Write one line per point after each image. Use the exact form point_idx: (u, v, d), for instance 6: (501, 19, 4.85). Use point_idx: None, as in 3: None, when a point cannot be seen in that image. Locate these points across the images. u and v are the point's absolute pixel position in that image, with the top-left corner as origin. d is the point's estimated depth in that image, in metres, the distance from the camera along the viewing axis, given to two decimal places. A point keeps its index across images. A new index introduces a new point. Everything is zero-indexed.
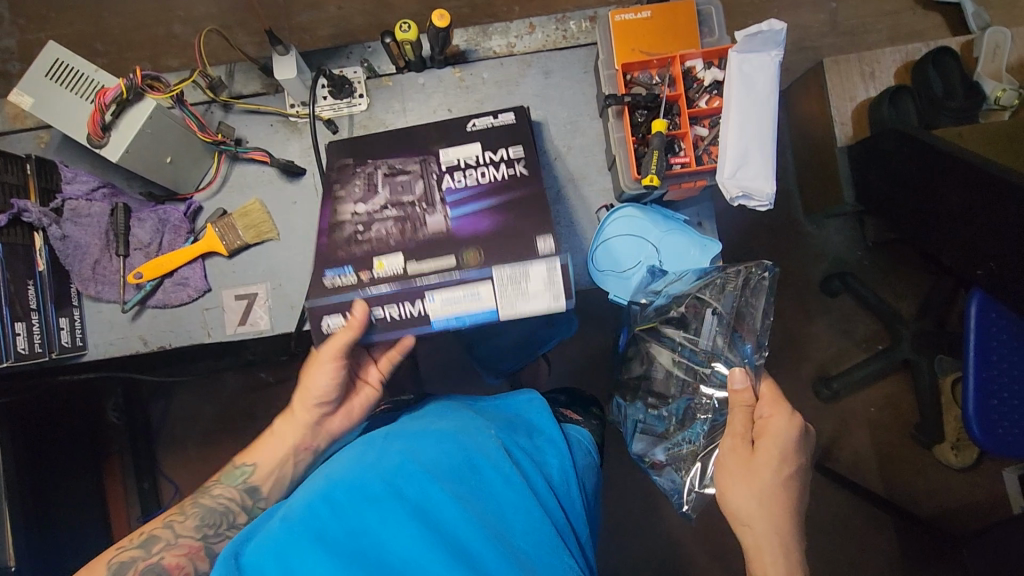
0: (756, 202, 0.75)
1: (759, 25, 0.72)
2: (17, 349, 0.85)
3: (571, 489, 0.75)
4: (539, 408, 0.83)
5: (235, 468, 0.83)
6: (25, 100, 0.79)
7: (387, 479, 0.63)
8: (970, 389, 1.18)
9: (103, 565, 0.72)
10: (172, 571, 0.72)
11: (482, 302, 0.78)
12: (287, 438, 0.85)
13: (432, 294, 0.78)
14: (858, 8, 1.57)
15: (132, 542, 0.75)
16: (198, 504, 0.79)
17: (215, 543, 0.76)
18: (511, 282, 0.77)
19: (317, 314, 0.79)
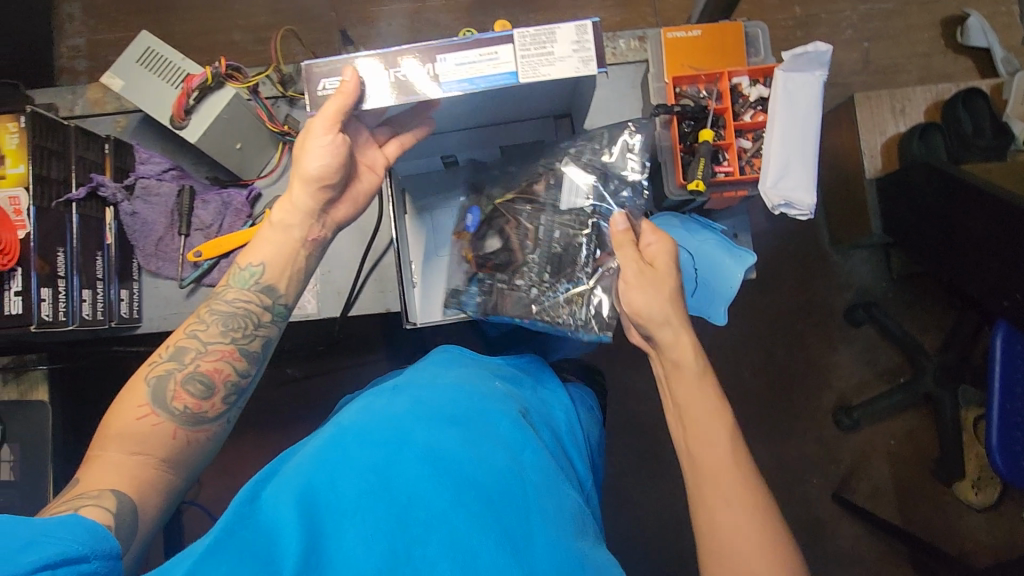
0: (797, 211, 0.79)
1: (807, 46, 0.79)
2: (83, 315, 0.89)
3: (576, 436, 0.81)
4: (543, 368, 0.89)
5: (241, 269, 0.76)
6: (115, 83, 0.88)
7: (399, 421, 0.62)
8: (992, 421, 1.18)
9: (141, 387, 0.70)
10: (213, 375, 0.72)
11: (501, 66, 0.69)
12: (294, 233, 0.78)
13: (443, 56, 0.69)
14: (890, 49, 1.62)
15: (161, 356, 0.72)
16: (215, 310, 0.75)
17: (244, 341, 0.74)
18: (534, 42, 0.68)
19: (313, 73, 0.71)
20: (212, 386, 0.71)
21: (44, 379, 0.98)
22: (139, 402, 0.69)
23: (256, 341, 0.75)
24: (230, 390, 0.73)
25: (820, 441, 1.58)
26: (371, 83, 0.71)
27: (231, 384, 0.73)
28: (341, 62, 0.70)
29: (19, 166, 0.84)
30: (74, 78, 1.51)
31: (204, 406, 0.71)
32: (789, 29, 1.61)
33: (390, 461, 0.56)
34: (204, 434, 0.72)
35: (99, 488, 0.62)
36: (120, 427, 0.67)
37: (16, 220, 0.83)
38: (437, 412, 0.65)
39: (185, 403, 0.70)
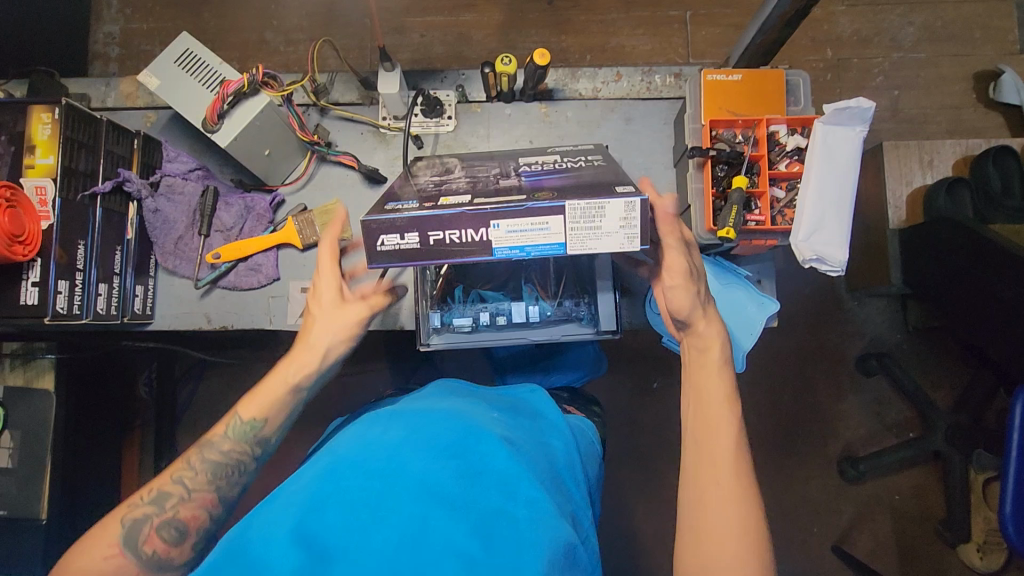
0: (828, 267, 0.79)
1: (851, 100, 0.76)
2: (97, 309, 0.88)
3: (576, 471, 0.72)
4: (543, 398, 0.82)
5: (241, 421, 0.75)
6: (152, 81, 0.88)
7: (392, 454, 0.58)
8: (1008, 479, 1.16)
9: (114, 529, 0.66)
10: (189, 524, 0.68)
11: (549, 236, 0.67)
12: (285, 379, 0.78)
13: (497, 221, 0.67)
14: (920, 99, 1.61)
15: (142, 499, 0.68)
16: (206, 458, 0.72)
17: (227, 493, 0.72)
18: (583, 218, 0.66)
19: (372, 230, 0.68)
20: (186, 532, 0.68)
21: (51, 368, 0.99)
22: (110, 541, 0.64)
23: (235, 496, 0.73)
24: (202, 540, 0.69)
25: (822, 489, 1.55)
26: (426, 241, 0.69)
27: (203, 536, 0.69)
28: (395, 220, 0.67)
29: (49, 157, 0.81)
30: (106, 65, 1.52)
31: (174, 553, 0.66)
32: (820, 71, 1.60)
33: (381, 499, 0.54)
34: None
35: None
36: (85, 567, 0.63)
37: (41, 210, 0.81)
38: (432, 441, 0.60)
39: (155, 548, 0.65)
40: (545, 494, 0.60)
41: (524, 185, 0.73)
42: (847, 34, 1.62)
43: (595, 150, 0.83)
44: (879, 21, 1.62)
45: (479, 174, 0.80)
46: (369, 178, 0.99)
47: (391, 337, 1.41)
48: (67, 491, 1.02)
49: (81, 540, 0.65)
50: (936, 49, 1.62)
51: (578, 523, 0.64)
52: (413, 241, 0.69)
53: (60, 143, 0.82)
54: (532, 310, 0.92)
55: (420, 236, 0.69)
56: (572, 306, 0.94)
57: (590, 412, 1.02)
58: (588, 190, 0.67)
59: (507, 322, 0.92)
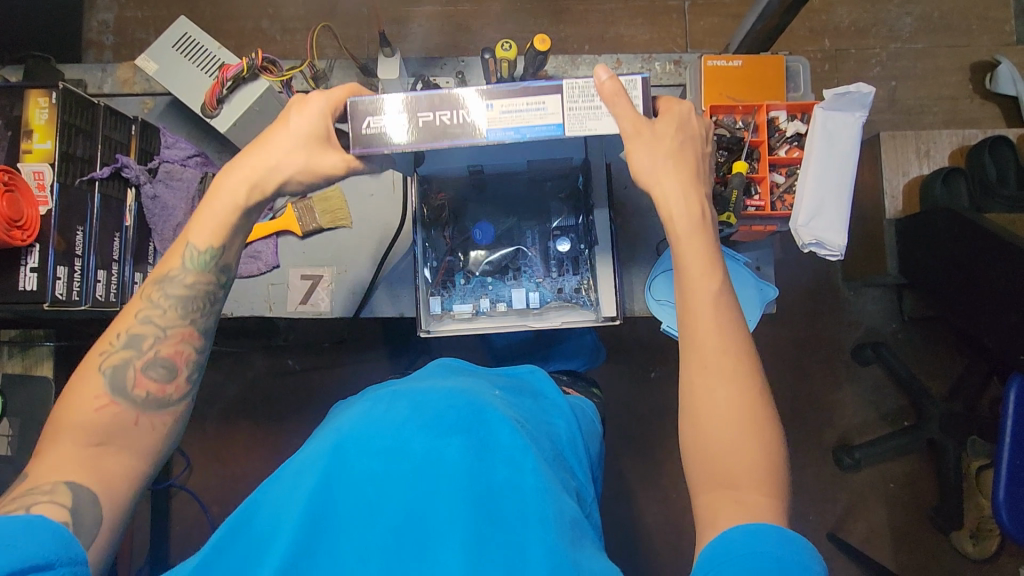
0: (827, 251, 0.78)
1: (849, 85, 0.78)
2: (96, 296, 0.87)
3: (578, 448, 0.73)
4: (543, 377, 0.82)
5: (198, 251, 0.71)
6: (150, 66, 0.87)
7: (396, 431, 0.57)
8: (1000, 476, 1.18)
9: (95, 378, 0.66)
10: (176, 359, 0.70)
11: (546, 117, 0.68)
12: (236, 198, 0.71)
13: (492, 100, 0.68)
14: (916, 90, 1.61)
15: (114, 345, 0.68)
16: (170, 294, 0.71)
17: (205, 323, 0.73)
18: (580, 96, 0.68)
19: (362, 108, 0.70)
20: (175, 370, 0.69)
21: (50, 355, 0.98)
22: (95, 390, 0.65)
23: (212, 322, 0.74)
24: (194, 369, 0.71)
25: (816, 477, 1.56)
26: (415, 123, 0.70)
27: (195, 365, 0.72)
28: (386, 101, 0.69)
29: (47, 141, 0.81)
30: (100, 52, 1.51)
31: (170, 389, 0.69)
32: (818, 62, 1.60)
33: (389, 477, 0.54)
34: (168, 418, 0.69)
35: (52, 482, 0.59)
36: (76, 419, 0.63)
37: (40, 195, 0.81)
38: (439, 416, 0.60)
39: (148, 388, 0.68)
40: (550, 472, 0.61)
41: None
42: (845, 25, 1.62)
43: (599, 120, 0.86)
44: (877, 12, 1.62)
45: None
46: None
47: (390, 327, 1.41)
48: None
49: (63, 393, 0.66)
50: (933, 40, 1.62)
51: (582, 498, 0.66)
52: (400, 123, 0.70)
53: (58, 128, 0.81)
54: (532, 296, 0.94)
55: (410, 116, 0.70)
56: (572, 292, 0.94)
57: (589, 392, 1.03)
58: None
59: (508, 308, 0.94)
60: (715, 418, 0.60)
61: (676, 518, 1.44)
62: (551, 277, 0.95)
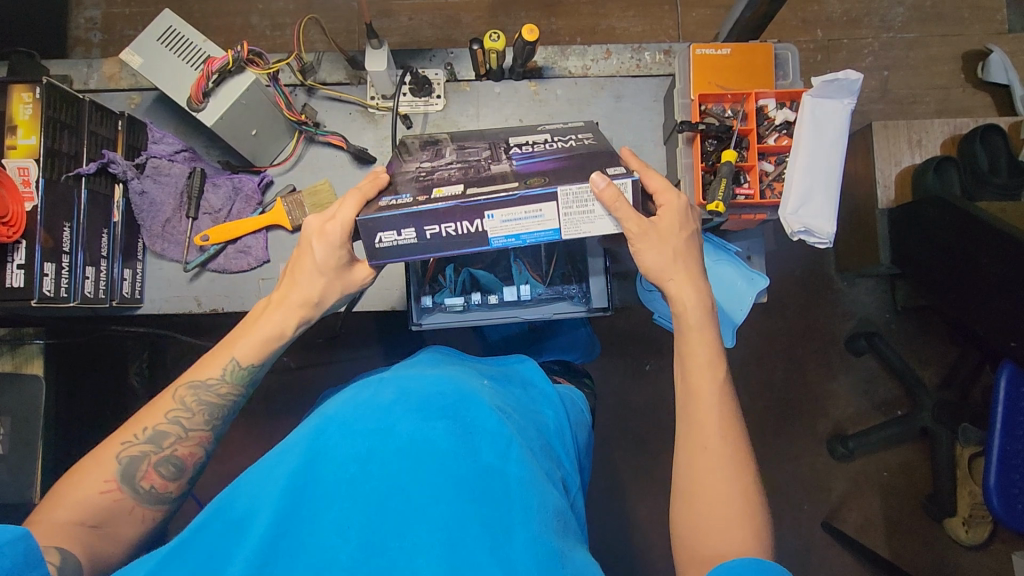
0: (816, 240, 0.79)
1: (838, 72, 0.77)
2: (85, 293, 0.87)
3: (565, 439, 0.74)
4: (532, 367, 0.82)
5: (239, 367, 0.73)
6: (135, 60, 0.87)
7: (384, 412, 0.59)
8: (992, 461, 1.19)
9: (109, 464, 0.66)
10: (187, 461, 0.70)
11: (543, 223, 0.69)
12: (285, 326, 0.76)
13: (492, 212, 0.67)
14: (908, 79, 1.61)
15: (137, 436, 0.68)
16: (201, 399, 0.72)
17: (223, 429, 0.74)
18: (577, 203, 0.68)
19: (369, 228, 0.69)
20: (183, 469, 0.69)
21: (40, 354, 0.98)
22: (107, 475, 0.65)
23: (228, 429, 0.75)
24: (191, 477, 0.71)
25: (812, 468, 1.57)
26: (422, 234, 0.70)
27: (198, 470, 0.72)
28: (392, 218, 0.68)
29: (31, 137, 0.80)
30: (88, 50, 1.50)
31: (170, 487, 0.69)
32: (810, 52, 1.60)
33: (371, 457, 0.55)
34: (157, 516, 0.68)
35: (46, 545, 0.59)
36: (77, 499, 0.63)
37: (25, 191, 0.80)
38: (424, 402, 0.61)
39: (153, 484, 0.67)
40: (533, 461, 0.61)
41: (516, 171, 0.73)
42: (836, 15, 1.62)
43: (585, 129, 0.82)
44: (869, 2, 1.62)
45: (471, 157, 0.80)
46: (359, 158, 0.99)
47: (384, 323, 1.41)
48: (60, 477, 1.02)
49: (71, 472, 0.66)
50: (924, 29, 1.62)
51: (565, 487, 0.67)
52: (409, 236, 0.70)
53: (42, 123, 0.81)
54: (523, 291, 0.91)
55: (415, 230, 0.69)
56: (564, 285, 0.94)
57: (580, 383, 1.04)
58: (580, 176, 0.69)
59: (499, 300, 0.92)
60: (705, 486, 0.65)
61: (671, 510, 1.44)
62: (543, 270, 0.94)
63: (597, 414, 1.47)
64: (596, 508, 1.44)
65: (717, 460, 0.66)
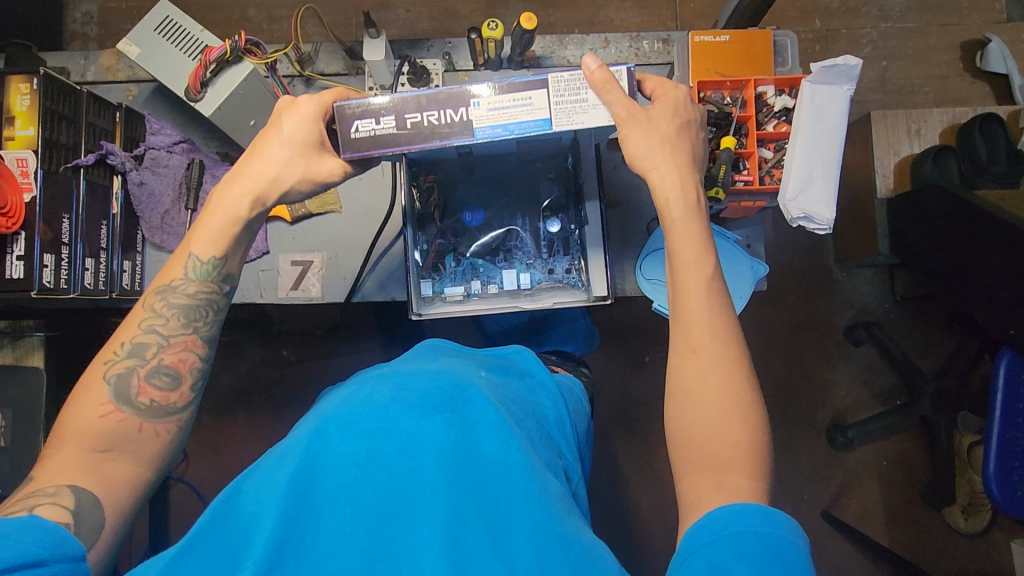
0: (816, 225, 0.79)
1: (836, 58, 0.79)
2: (84, 284, 0.87)
3: (565, 426, 0.74)
4: (531, 358, 0.83)
5: (200, 260, 0.71)
6: (132, 50, 0.86)
7: (382, 412, 0.59)
8: (991, 447, 1.19)
9: (100, 388, 0.66)
10: (178, 366, 0.69)
11: (534, 112, 0.70)
12: (239, 208, 0.71)
13: (478, 98, 0.69)
14: (907, 69, 1.61)
15: (118, 354, 0.68)
16: (172, 302, 0.70)
17: (208, 330, 0.72)
18: (568, 90, 0.69)
19: (348, 114, 0.70)
20: (177, 376, 0.69)
21: (41, 346, 0.98)
22: (100, 399, 0.65)
23: (216, 331, 0.73)
24: (199, 378, 0.71)
25: (811, 457, 1.58)
26: (403, 125, 0.70)
27: (199, 375, 0.71)
28: (374, 104, 0.70)
29: (29, 128, 0.80)
30: (84, 44, 1.49)
31: (173, 398, 0.69)
32: (809, 43, 1.60)
33: (371, 455, 0.56)
34: (174, 426, 0.69)
35: (56, 484, 0.59)
36: (79, 427, 0.64)
37: (23, 182, 0.80)
38: (421, 396, 0.62)
39: (153, 396, 0.67)
40: (533, 452, 0.62)
41: None
42: (835, 5, 1.61)
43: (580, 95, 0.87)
44: None
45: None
46: None
47: (383, 316, 1.41)
48: None
49: (69, 403, 0.66)
50: (923, 18, 1.62)
51: (566, 475, 0.67)
52: (389, 126, 0.70)
53: (40, 114, 0.81)
54: (523, 277, 0.94)
55: (398, 119, 0.70)
56: (564, 274, 0.95)
57: (579, 372, 1.04)
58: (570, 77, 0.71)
59: (498, 289, 0.94)
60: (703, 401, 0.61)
61: (672, 500, 1.44)
62: (542, 259, 0.95)
63: (596, 406, 1.47)
64: (596, 499, 1.45)
65: (712, 397, 0.61)
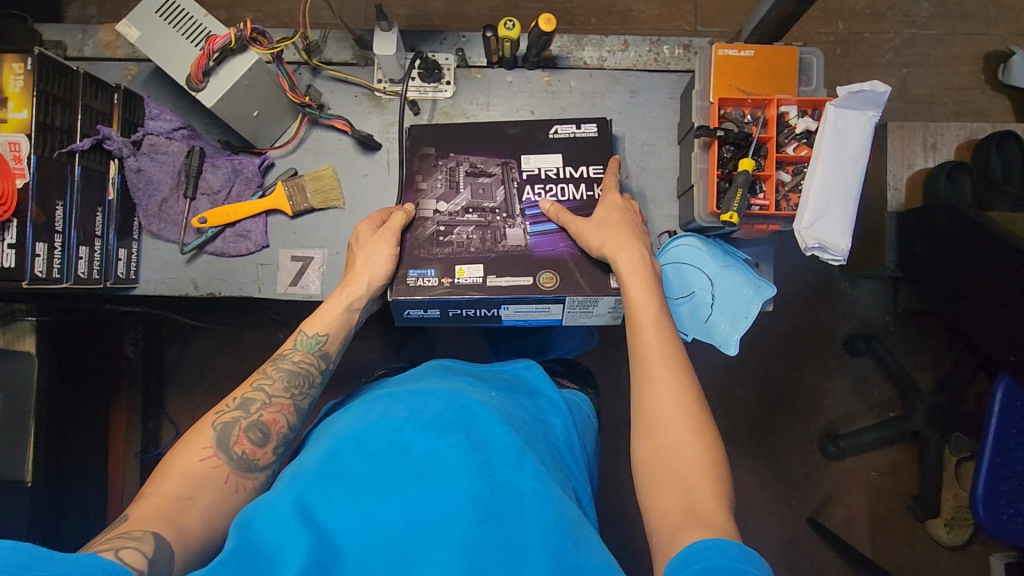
0: (830, 256, 0.76)
1: (864, 84, 0.74)
2: (78, 273, 0.85)
3: (574, 447, 0.74)
4: (539, 373, 0.84)
5: (308, 335, 0.80)
6: (131, 32, 0.83)
7: (395, 433, 0.60)
8: (980, 471, 1.19)
9: (206, 433, 0.70)
10: (271, 426, 0.73)
11: (550, 313, 0.88)
12: (337, 308, 0.82)
13: (508, 306, 0.85)
14: (928, 78, 1.57)
15: (228, 405, 0.73)
16: (280, 367, 0.78)
17: (302, 401, 0.77)
18: (580, 306, 0.85)
19: (401, 305, 0.85)
20: (269, 435, 0.72)
21: (33, 331, 0.97)
22: (203, 444, 0.69)
23: (309, 402, 0.78)
24: (282, 444, 0.74)
25: (802, 465, 1.58)
26: (446, 312, 0.87)
27: (284, 439, 0.74)
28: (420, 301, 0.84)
29: (22, 111, 0.77)
30: (85, 9, 1.44)
31: (260, 455, 0.71)
32: (829, 46, 1.56)
33: (386, 479, 0.57)
34: (253, 484, 0.70)
35: (141, 530, 0.59)
36: (182, 469, 0.67)
37: (15, 167, 0.77)
38: (433, 417, 0.62)
39: (244, 450, 0.70)
40: (549, 473, 0.62)
41: (529, 246, 0.86)
42: (859, 7, 1.57)
43: (592, 119, 0.91)
44: None
45: (487, 210, 0.88)
46: (362, 144, 0.95)
47: None
48: (49, 450, 1.00)
49: (174, 445, 0.70)
50: (948, 26, 1.58)
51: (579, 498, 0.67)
52: (434, 312, 0.87)
53: (34, 97, 0.77)
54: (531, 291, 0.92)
55: (441, 309, 0.86)
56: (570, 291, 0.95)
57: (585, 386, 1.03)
58: (583, 282, 0.83)
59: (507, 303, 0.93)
60: (672, 449, 0.66)
61: None
62: None
63: None
64: None
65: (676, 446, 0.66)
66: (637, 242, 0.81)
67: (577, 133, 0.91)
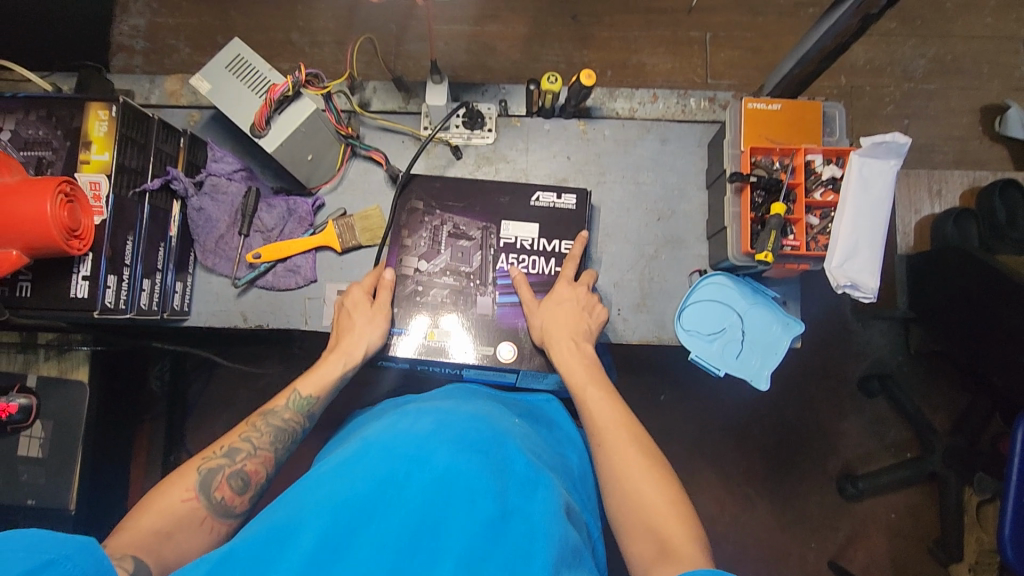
0: (861, 294, 0.82)
1: (886, 135, 0.80)
2: (140, 304, 0.89)
3: (586, 483, 0.80)
4: (559, 408, 0.91)
5: (300, 395, 0.84)
6: (203, 85, 0.90)
7: (422, 441, 0.65)
8: (1006, 513, 1.18)
9: (190, 475, 0.73)
10: (253, 477, 0.76)
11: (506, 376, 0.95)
12: (332, 372, 0.86)
13: (469, 369, 0.93)
14: (928, 129, 1.66)
15: (214, 452, 0.76)
16: (270, 422, 0.81)
17: (283, 456, 0.81)
18: (533, 376, 0.93)
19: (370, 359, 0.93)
20: (249, 486, 0.75)
21: (86, 360, 1.00)
22: (186, 486, 0.71)
23: (287, 457, 0.82)
24: (258, 493, 0.77)
25: (821, 506, 1.58)
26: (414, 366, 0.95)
27: (260, 489, 0.77)
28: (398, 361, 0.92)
29: (105, 153, 0.82)
30: (131, 57, 1.52)
31: (237, 503, 0.74)
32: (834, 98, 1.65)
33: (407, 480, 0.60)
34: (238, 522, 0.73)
35: (123, 551, 0.62)
36: (162, 507, 0.69)
37: (95, 206, 0.81)
38: (460, 435, 0.67)
39: (224, 496, 0.73)
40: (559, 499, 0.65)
41: (494, 315, 0.92)
42: (860, 63, 1.67)
43: (572, 191, 0.97)
44: (892, 52, 1.67)
45: (463, 275, 0.94)
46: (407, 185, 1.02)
47: None
48: (88, 480, 1.02)
49: (158, 483, 0.72)
50: (945, 81, 1.67)
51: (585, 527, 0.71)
52: (403, 365, 0.96)
53: (116, 140, 0.83)
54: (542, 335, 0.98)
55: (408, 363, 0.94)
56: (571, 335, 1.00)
57: None
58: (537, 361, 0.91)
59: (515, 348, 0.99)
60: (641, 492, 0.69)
61: None
62: None
63: None
64: None
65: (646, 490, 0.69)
66: (573, 336, 0.86)
67: (557, 203, 0.97)
